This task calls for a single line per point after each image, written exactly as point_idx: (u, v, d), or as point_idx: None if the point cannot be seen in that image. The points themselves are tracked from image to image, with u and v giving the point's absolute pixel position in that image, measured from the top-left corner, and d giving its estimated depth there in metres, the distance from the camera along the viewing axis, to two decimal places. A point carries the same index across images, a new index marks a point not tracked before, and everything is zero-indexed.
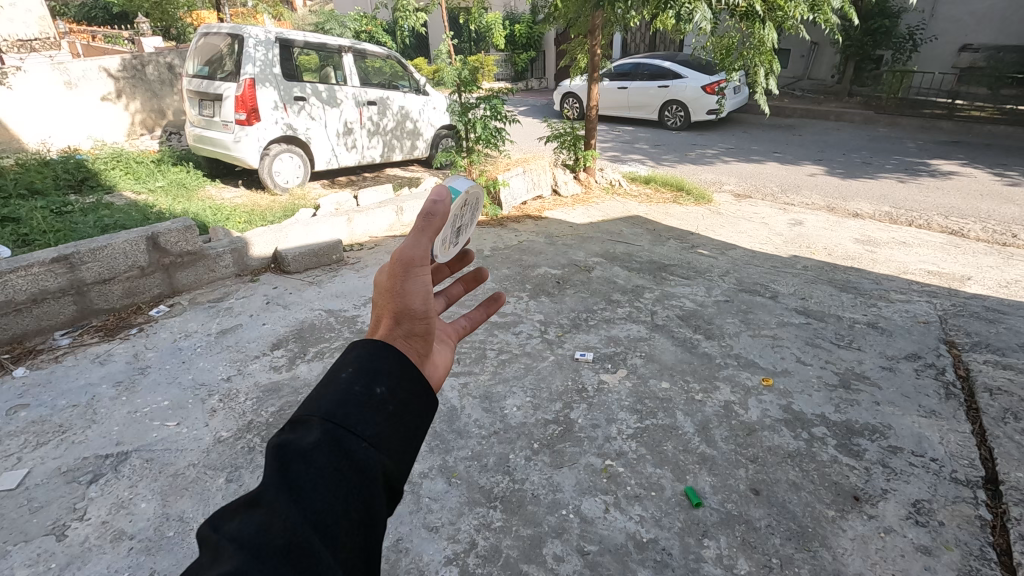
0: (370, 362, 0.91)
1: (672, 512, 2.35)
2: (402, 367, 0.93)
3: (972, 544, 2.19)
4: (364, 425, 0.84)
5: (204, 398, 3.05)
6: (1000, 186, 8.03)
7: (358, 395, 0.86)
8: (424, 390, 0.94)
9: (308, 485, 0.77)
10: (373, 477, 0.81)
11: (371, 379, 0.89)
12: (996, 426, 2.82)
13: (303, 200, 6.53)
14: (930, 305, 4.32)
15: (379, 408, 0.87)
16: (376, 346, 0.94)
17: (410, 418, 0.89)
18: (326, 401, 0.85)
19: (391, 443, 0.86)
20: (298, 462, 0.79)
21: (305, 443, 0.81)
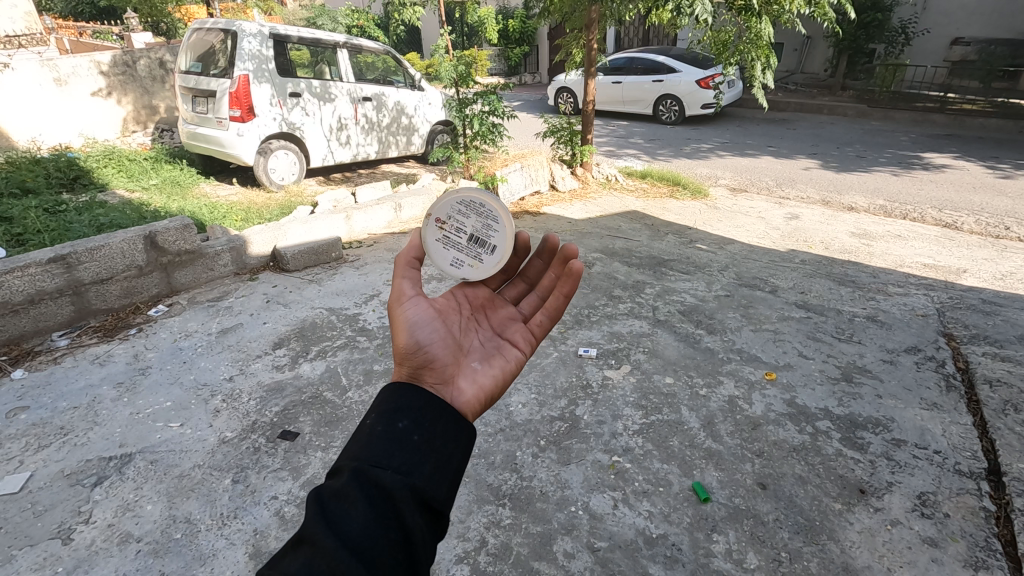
0: (390, 405, 1.09)
1: (681, 507, 2.36)
2: (418, 404, 1.11)
3: (977, 536, 2.22)
4: (390, 457, 1.00)
5: (207, 398, 3.02)
6: (992, 179, 8.10)
7: (382, 433, 1.03)
8: (441, 420, 1.10)
9: (349, 511, 0.92)
10: (402, 496, 0.95)
11: (392, 418, 1.06)
12: (997, 418, 2.85)
13: (299, 198, 6.49)
14: (928, 298, 4.35)
15: (400, 438, 1.03)
16: (395, 388, 1.14)
17: (430, 445, 1.05)
18: (355, 445, 1.02)
19: (417, 467, 1.00)
20: (337, 496, 0.94)
21: (342, 480, 0.96)
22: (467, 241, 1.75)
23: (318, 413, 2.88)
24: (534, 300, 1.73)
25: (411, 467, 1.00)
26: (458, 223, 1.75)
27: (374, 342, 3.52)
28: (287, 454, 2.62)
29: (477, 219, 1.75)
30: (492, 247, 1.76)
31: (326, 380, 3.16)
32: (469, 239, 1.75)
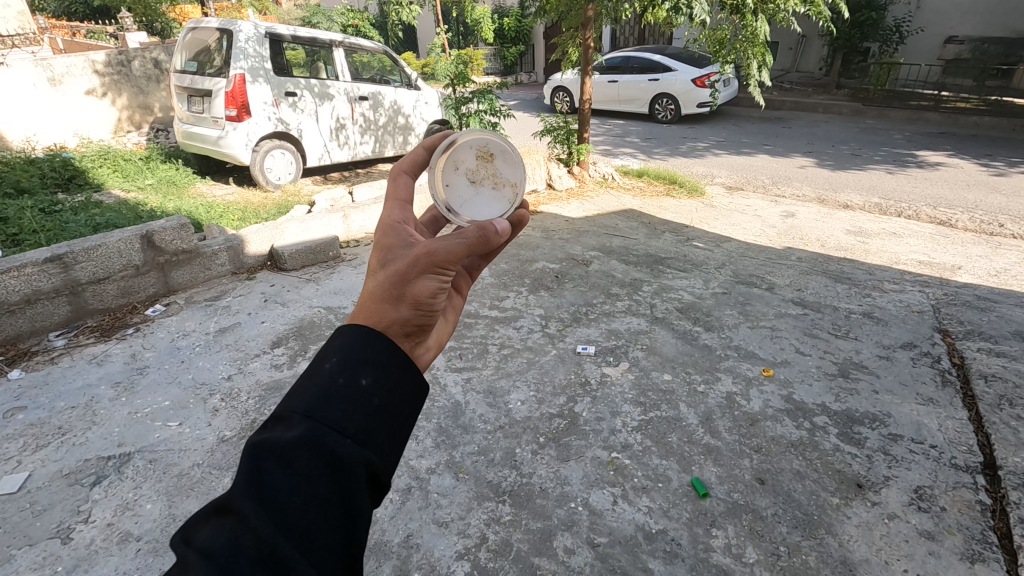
0: (355, 354, 0.94)
1: (680, 503, 2.37)
2: (388, 358, 0.96)
3: (973, 528, 2.24)
4: (344, 422, 0.87)
5: (205, 397, 3.02)
6: (986, 176, 8.15)
7: (341, 389, 0.89)
8: (408, 382, 0.97)
9: (290, 482, 0.81)
10: (353, 472, 0.84)
11: (354, 371, 0.92)
12: (992, 412, 2.87)
13: (296, 197, 6.47)
14: (923, 295, 4.38)
15: (360, 400, 0.89)
16: (365, 337, 0.97)
17: (391, 410, 0.92)
18: (307, 397, 0.88)
19: (372, 437, 0.89)
20: (278, 460, 0.83)
21: (288, 440, 0.84)
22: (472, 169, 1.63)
23: None
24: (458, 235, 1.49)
25: (366, 435, 0.89)
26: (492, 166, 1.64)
27: None
28: None
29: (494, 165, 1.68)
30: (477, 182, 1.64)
31: None
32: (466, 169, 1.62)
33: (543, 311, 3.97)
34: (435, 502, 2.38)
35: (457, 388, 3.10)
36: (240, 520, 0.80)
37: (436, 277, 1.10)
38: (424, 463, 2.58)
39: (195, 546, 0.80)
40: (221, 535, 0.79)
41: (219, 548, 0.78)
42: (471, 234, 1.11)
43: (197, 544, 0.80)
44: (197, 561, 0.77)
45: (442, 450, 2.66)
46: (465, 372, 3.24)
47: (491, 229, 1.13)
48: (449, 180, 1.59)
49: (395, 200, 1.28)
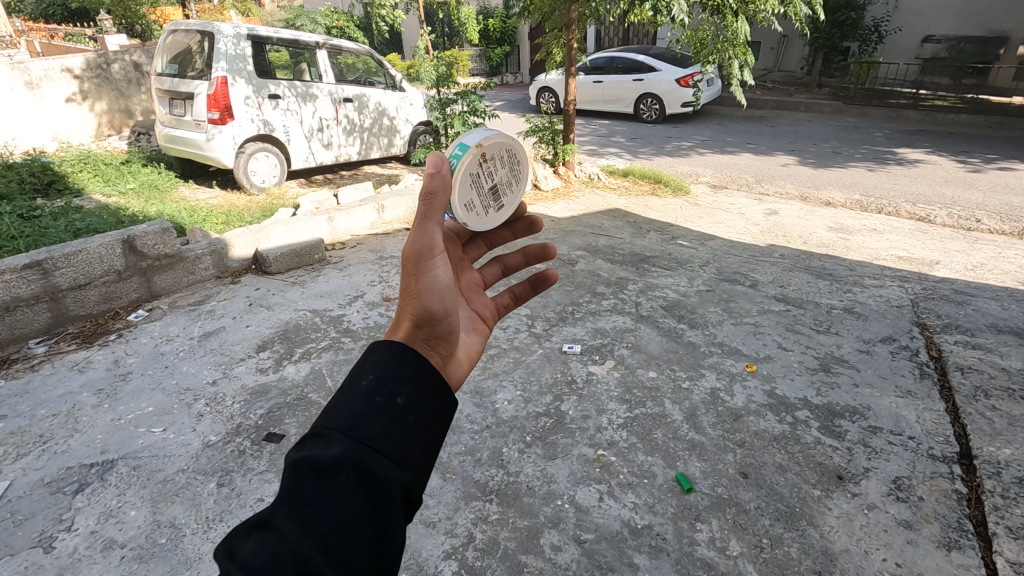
0: (391, 372, 0.98)
1: (665, 498, 2.40)
2: (421, 378, 1.01)
3: (951, 517, 2.29)
4: (384, 441, 0.90)
5: (190, 402, 3.00)
6: (963, 172, 8.31)
7: (379, 407, 0.93)
8: (441, 402, 1.01)
9: (332, 501, 0.83)
10: (391, 492, 0.87)
11: (391, 389, 0.96)
12: (967, 404, 2.95)
13: (281, 200, 6.43)
14: (902, 290, 4.46)
15: (397, 418, 0.93)
16: (397, 357, 1.02)
17: (428, 430, 0.96)
18: (346, 414, 0.91)
19: (410, 457, 0.92)
20: (318, 479, 0.85)
21: (326, 457, 0.86)
22: (488, 189, 1.62)
23: (304, 415, 2.88)
24: (494, 269, 1.69)
25: (403, 455, 0.91)
26: (492, 168, 1.64)
27: (359, 343, 3.52)
28: (273, 456, 2.61)
29: (507, 173, 1.70)
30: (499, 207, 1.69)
31: (311, 381, 3.15)
32: (491, 189, 1.63)
33: (529, 310, 3.98)
34: (423, 502, 2.38)
35: None
36: (278, 536, 0.82)
37: (437, 276, 1.20)
38: None
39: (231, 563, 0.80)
40: (260, 553, 0.80)
41: (256, 563, 0.78)
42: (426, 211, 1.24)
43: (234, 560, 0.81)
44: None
45: None
46: None
47: (437, 197, 1.26)
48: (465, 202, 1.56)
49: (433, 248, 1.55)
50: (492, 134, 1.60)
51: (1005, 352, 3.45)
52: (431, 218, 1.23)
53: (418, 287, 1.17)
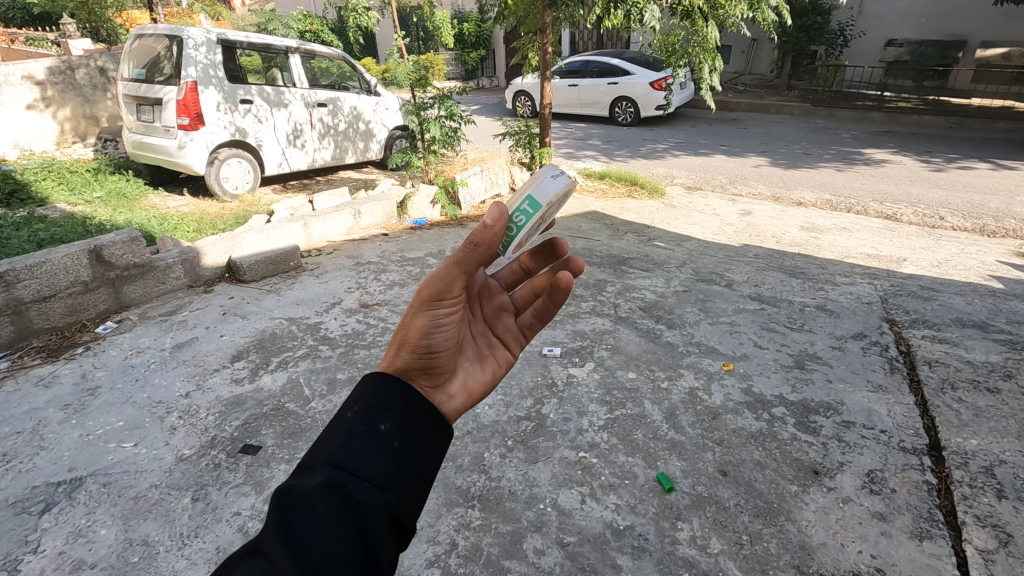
0: (374, 401, 1.01)
1: (647, 498, 2.41)
2: (406, 404, 1.03)
3: (922, 507, 2.35)
4: (365, 465, 0.92)
5: (162, 415, 2.92)
6: (927, 171, 8.58)
7: (362, 435, 0.96)
8: (427, 424, 1.04)
9: (314, 526, 0.86)
10: (374, 513, 0.89)
11: (373, 417, 0.99)
12: (935, 396, 3.04)
13: (254, 207, 6.33)
14: (872, 287, 4.57)
15: (382, 444, 0.96)
16: (381, 386, 1.05)
17: (411, 454, 0.98)
18: (329, 445, 0.95)
19: (392, 480, 0.94)
20: (303, 504, 0.88)
21: (310, 486, 0.90)
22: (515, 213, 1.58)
23: (281, 425, 2.83)
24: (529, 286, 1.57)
25: (387, 479, 0.94)
26: None
27: (337, 351, 3.47)
28: (249, 468, 2.56)
29: None
30: None
31: (288, 391, 3.09)
32: None
33: None
34: None
35: None
36: (264, 566, 0.85)
37: (432, 312, 1.18)
38: None
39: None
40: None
41: None
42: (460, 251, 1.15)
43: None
44: None
45: None
46: None
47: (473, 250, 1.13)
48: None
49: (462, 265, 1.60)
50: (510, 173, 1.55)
51: (970, 345, 3.57)
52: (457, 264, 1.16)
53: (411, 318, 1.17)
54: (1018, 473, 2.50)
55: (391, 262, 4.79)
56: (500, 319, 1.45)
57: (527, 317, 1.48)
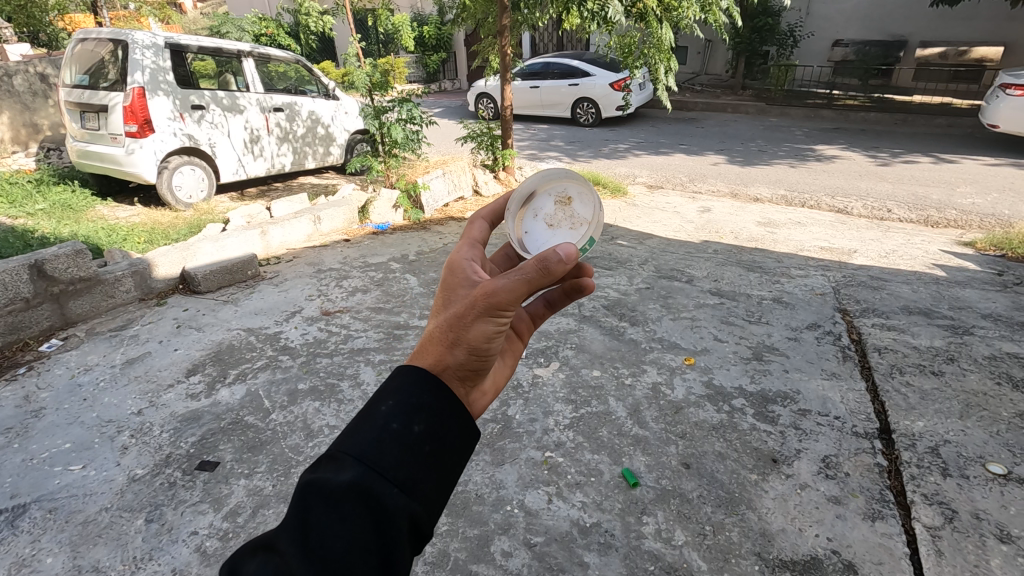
0: (410, 398, 0.97)
1: (612, 495, 2.44)
2: (443, 404, 0.98)
3: (874, 489, 2.44)
4: (394, 469, 0.89)
5: (113, 435, 2.80)
6: (874, 166, 8.93)
7: (394, 436, 0.91)
8: (459, 429, 0.99)
9: (337, 527, 0.84)
10: (396, 521, 0.86)
11: (408, 417, 0.94)
12: (885, 382, 3.17)
13: (210, 215, 6.14)
14: (825, 278, 4.74)
15: (413, 448, 0.92)
16: (418, 381, 1.00)
17: (440, 459, 0.94)
18: (360, 440, 0.91)
19: (419, 486, 0.91)
20: (326, 501, 0.86)
21: (336, 483, 0.87)
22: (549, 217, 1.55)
23: (240, 439, 2.75)
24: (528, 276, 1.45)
25: (413, 485, 0.90)
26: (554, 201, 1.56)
27: (298, 361, 3.40)
28: (206, 485, 2.48)
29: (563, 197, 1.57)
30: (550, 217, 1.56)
31: (246, 404, 3.01)
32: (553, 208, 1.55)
33: None
34: None
35: None
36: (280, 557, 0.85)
37: (493, 320, 1.08)
38: None
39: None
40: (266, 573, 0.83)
41: None
42: (532, 268, 1.07)
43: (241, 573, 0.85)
44: None
45: None
46: None
47: (552, 259, 1.06)
48: (527, 227, 1.53)
49: (467, 241, 1.32)
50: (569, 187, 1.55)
51: (916, 332, 3.72)
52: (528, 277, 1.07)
53: (475, 328, 1.07)
54: (961, 452, 2.62)
55: (353, 268, 4.72)
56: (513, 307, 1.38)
57: (535, 302, 1.43)
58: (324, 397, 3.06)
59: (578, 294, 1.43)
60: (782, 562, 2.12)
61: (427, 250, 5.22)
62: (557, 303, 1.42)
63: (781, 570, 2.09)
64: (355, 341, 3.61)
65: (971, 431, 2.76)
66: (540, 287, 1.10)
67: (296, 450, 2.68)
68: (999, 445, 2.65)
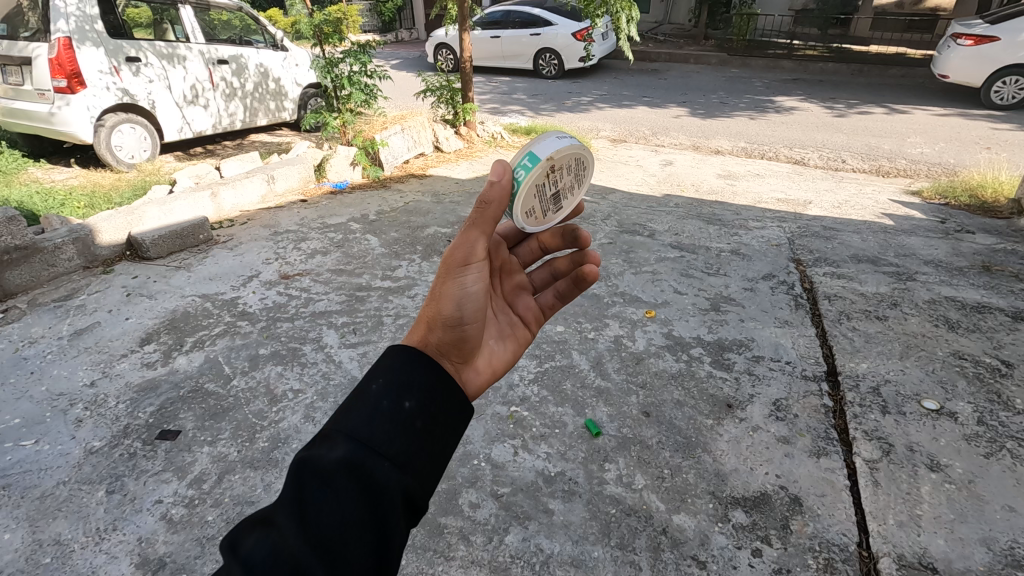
0: (400, 377, 1.01)
1: (575, 444, 2.52)
2: (431, 382, 1.02)
3: (820, 428, 2.59)
4: (387, 445, 0.92)
5: (66, 408, 2.72)
6: (830, 118, 9.08)
7: (387, 414, 0.95)
8: (448, 407, 1.03)
9: (332, 502, 0.87)
10: (390, 496, 0.89)
11: (399, 394, 0.98)
12: (834, 328, 3.32)
13: (156, 177, 5.83)
14: (780, 229, 4.86)
15: (405, 424, 0.95)
16: (408, 359, 1.05)
17: (433, 434, 0.98)
18: (353, 418, 0.94)
19: (412, 462, 0.94)
20: (319, 479, 0.89)
21: (329, 460, 0.90)
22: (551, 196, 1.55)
23: (201, 407, 2.71)
24: (547, 274, 1.63)
25: (406, 460, 0.93)
26: (561, 177, 1.55)
27: (258, 326, 3.32)
28: (168, 455, 2.44)
29: (571, 176, 1.59)
30: (562, 208, 1.60)
31: (206, 371, 2.95)
32: (554, 195, 1.55)
33: None
34: None
35: (352, 363, 3.03)
36: (275, 534, 0.87)
37: (461, 286, 1.19)
38: None
39: (237, 554, 0.86)
40: (263, 548, 0.86)
41: (256, 558, 0.85)
42: (477, 222, 1.22)
43: (239, 548, 0.87)
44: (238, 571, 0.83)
45: None
46: (360, 347, 3.16)
47: (486, 204, 1.22)
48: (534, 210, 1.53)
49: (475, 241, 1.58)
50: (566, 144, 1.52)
51: (864, 279, 3.89)
52: (479, 231, 1.21)
53: (448, 295, 1.18)
54: (899, 390, 2.79)
55: (312, 229, 4.59)
56: (519, 298, 1.51)
57: (547, 297, 1.57)
58: (286, 361, 3.02)
59: (584, 283, 1.56)
60: (734, 500, 2.25)
61: (388, 209, 5.11)
62: (567, 295, 1.57)
63: (733, 507, 2.22)
64: (317, 304, 3.55)
65: (910, 370, 2.94)
66: (489, 240, 1.23)
67: (260, 416, 2.66)
68: (933, 383, 2.84)
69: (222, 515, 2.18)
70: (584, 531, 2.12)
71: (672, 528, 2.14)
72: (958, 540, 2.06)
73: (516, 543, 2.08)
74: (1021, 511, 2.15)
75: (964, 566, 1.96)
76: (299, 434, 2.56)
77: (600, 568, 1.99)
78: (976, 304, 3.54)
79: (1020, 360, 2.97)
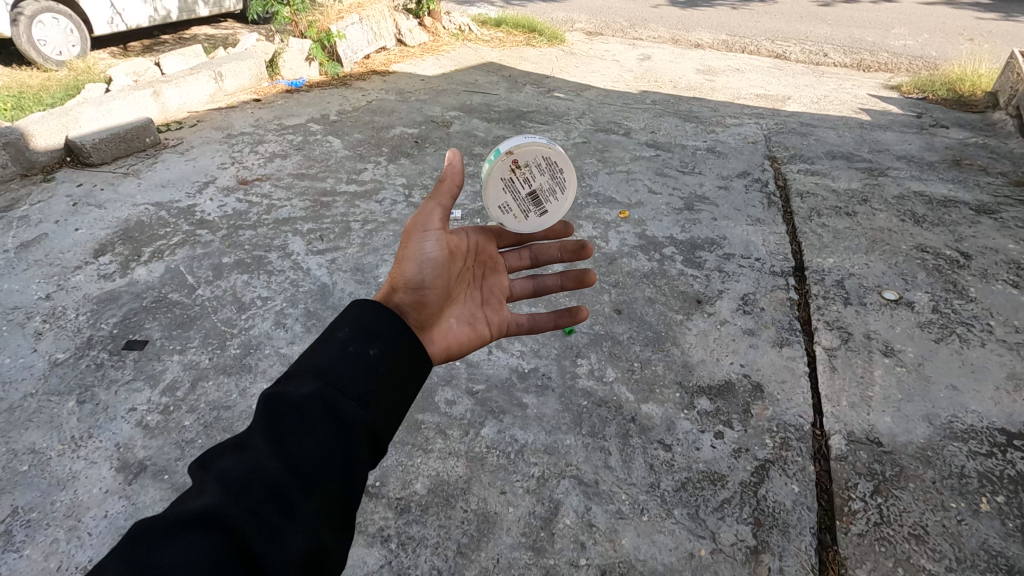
0: (363, 330, 1.24)
1: (549, 342, 2.56)
2: (392, 339, 1.26)
3: (784, 321, 2.67)
4: (353, 385, 1.13)
5: (23, 322, 2.62)
6: (815, 7, 8.63)
7: (352, 359, 1.17)
8: (403, 360, 1.26)
9: (302, 426, 1.03)
10: (355, 425, 1.08)
11: (364, 345, 1.21)
12: (804, 224, 3.34)
13: (89, 74, 5.30)
14: (757, 127, 4.75)
15: (370, 368, 1.18)
16: (374, 316, 1.28)
17: (390, 380, 1.20)
18: (324, 362, 1.15)
19: (373, 402, 1.15)
20: (293, 408, 1.05)
21: (302, 392, 1.08)
22: (526, 194, 1.89)
23: (167, 317, 2.64)
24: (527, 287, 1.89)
25: (367, 400, 1.14)
26: (530, 174, 1.87)
27: (219, 235, 3.18)
28: (138, 365, 2.41)
29: (548, 178, 1.90)
30: (544, 210, 1.93)
31: (168, 281, 2.85)
32: (529, 193, 1.89)
33: (405, 180, 3.75)
34: None
35: (321, 270, 2.95)
36: (250, 455, 1.00)
37: (424, 254, 1.49)
38: (296, 348, 2.50)
39: (213, 473, 0.97)
40: (239, 464, 0.97)
41: (232, 472, 0.96)
42: (440, 200, 1.53)
43: (214, 468, 0.99)
44: (217, 484, 0.94)
45: (313, 333, 2.58)
46: (328, 254, 3.07)
47: (446, 183, 1.52)
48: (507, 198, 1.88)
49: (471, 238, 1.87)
50: (527, 142, 1.83)
51: (837, 176, 3.88)
52: (436, 202, 1.53)
53: (409, 257, 1.48)
54: (862, 283, 2.87)
55: (268, 132, 4.30)
56: (495, 298, 1.77)
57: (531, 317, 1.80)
58: (252, 270, 2.93)
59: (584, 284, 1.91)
60: (700, 389, 2.35)
61: (349, 109, 4.79)
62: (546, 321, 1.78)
63: (699, 395, 2.32)
64: (279, 211, 3.39)
65: (873, 263, 3.01)
66: (445, 214, 1.54)
67: (229, 324, 2.61)
68: (895, 275, 2.91)
69: (199, 420, 2.19)
70: (557, 422, 2.21)
71: (641, 416, 2.24)
72: (903, 417, 2.21)
73: (491, 435, 2.16)
74: (963, 389, 2.30)
75: (906, 439, 2.12)
76: (271, 341, 2.53)
77: (572, 454, 2.09)
78: (943, 198, 3.57)
79: (978, 251, 3.05)
